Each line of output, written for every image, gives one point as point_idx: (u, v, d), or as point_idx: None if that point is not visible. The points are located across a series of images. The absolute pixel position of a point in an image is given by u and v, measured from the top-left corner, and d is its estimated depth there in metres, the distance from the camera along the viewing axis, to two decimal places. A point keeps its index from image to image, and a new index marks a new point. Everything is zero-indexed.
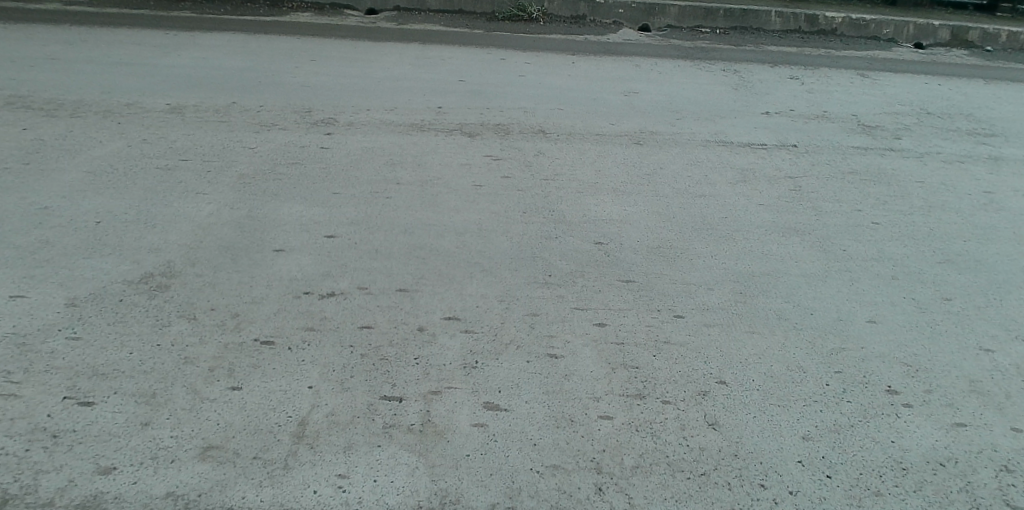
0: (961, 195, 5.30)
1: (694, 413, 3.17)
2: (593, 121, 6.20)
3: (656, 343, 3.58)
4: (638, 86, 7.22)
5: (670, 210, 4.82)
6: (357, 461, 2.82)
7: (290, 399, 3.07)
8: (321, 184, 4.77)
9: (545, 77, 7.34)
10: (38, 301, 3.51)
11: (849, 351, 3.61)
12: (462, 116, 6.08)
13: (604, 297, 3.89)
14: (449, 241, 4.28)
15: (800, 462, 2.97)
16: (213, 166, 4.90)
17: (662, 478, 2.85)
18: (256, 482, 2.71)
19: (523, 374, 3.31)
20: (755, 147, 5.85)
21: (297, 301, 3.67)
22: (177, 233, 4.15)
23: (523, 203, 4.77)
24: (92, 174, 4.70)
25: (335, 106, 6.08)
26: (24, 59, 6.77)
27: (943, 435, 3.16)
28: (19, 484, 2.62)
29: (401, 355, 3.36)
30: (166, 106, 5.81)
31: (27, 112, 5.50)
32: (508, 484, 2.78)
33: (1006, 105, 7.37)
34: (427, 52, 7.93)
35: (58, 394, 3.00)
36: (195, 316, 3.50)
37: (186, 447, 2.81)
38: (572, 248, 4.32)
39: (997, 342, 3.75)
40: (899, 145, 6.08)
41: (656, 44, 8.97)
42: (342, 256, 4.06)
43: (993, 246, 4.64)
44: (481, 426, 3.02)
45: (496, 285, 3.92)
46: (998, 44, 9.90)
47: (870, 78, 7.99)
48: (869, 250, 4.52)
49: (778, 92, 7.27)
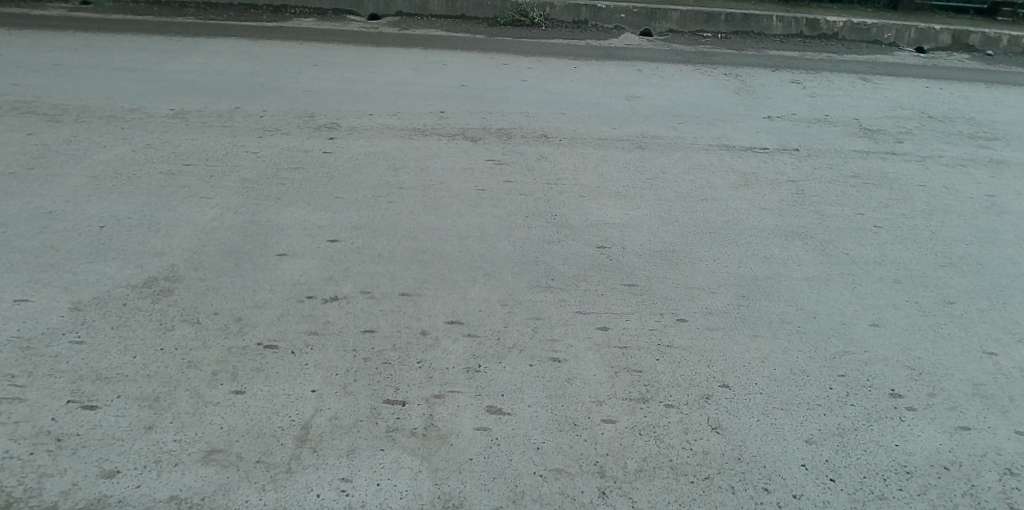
0: (963, 198, 5.30)
1: (697, 417, 3.17)
2: (596, 125, 6.21)
3: (659, 347, 3.58)
4: (640, 91, 7.23)
5: (673, 214, 4.83)
6: (360, 465, 2.82)
7: (293, 403, 3.07)
8: (324, 189, 4.78)
9: (547, 82, 7.35)
10: (42, 305, 3.52)
11: (852, 354, 3.61)
12: (465, 121, 6.09)
13: (607, 301, 3.90)
14: (451, 245, 4.29)
15: (803, 465, 2.97)
16: (217, 171, 4.91)
17: (666, 482, 2.85)
18: (259, 485, 2.71)
19: (526, 378, 3.31)
20: (757, 151, 5.86)
21: (300, 305, 3.67)
22: (181, 237, 4.15)
23: (525, 206, 4.78)
24: (96, 179, 4.71)
25: (338, 111, 6.09)
26: (30, 64, 6.80)
27: (946, 438, 3.16)
28: (23, 488, 2.62)
29: (404, 359, 3.36)
30: (170, 111, 5.83)
31: (32, 117, 5.52)
32: (512, 488, 2.78)
33: (1007, 108, 7.37)
34: (429, 57, 7.95)
35: (62, 398, 3.01)
36: (199, 320, 3.50)
37: (189, 451, 2.82)
38: (574, 251, 4.32)
39: (1000, 345, 3.75)
40: (901, 149, 6.08)
41: (658, 48, 8.98)
42: (345, 260, 4.07)
43: (996, 250, 4.64)
44: (484, 430, 3.02)
45: (499, 289, 3.93)
46: (998, 48, 9.91)
47: (871, 82, 8.00)
48: (871, 253, 4.52)
49: (780, 96, 7.28)
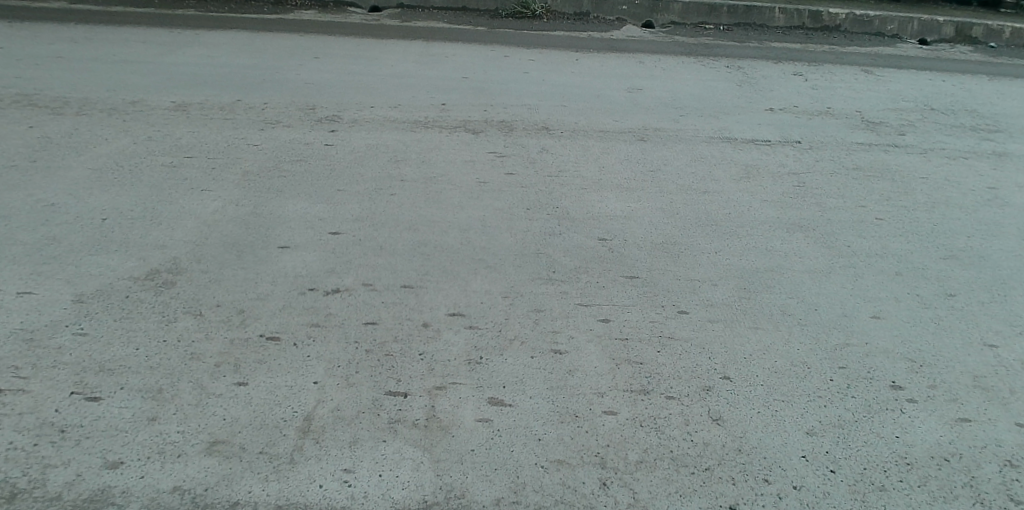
0: (965, 191, 5.29)
1: (698, 409, 3.18)
2: (597, 117, 6.21)
3: (660, 339, 3.59)
4: (642, 83, 7.21)
5: (674, 206, 4.83)
6: (362, 456, 2.83)
7: (296, 395, 3.09)
8: (326, 181, 4.79)
9: (549, 74, 7.33)
10: (45, 298, 3.53)
11: (853, 346, 3.62)
12: (466, 113, 6.08)
13: (608, 293, 3.90)
14: (453, 237, 4.30)
15: (804, 457, 2.98)
16: (219, 163, 4.91)
17: (667, 473, 2.86)
18: (262, 476, 2.72)
19: (527, 369, 3.32)
20: (759, 143, 5.86)
21: (302, 297, 3.68)
22: (183, 230, 4.17)
23: (527, 199, 4.78)
24: (98, 171, 4.72)
25: (340, 103, 6.09)
26: (31, 57, 6.79)
27: (947, 430, 3.16)
28: (27, 479, 2.64)
29: (405, 351, 3.37)
30: (172, 103, 5.83)
31: (34, 110, 5.52)
32: (513, 479, 2.79)
33: (1010, 101, 7.36)
34: (430, 49, 7.94)
35: (65, 390, 3.02)
36: (201, 312, 3.52)
37: (192, 442, 2.83)
38: (576, 244, 4.33)
39: (1002, 337, 3.75)
40: (904, 141, 6.07)
41: (660, 41, 8.96)
42: (347, 252, 4.08)
43: (998, 242, 4.64)
44: (486, 422, 3.03)
45: (500, 281, 3.93)
46: (1001, 40, 9.86)
47: (874, 74, 7.98)
48: (873, 245, 4.52)
49: (782, 88, 7.27)
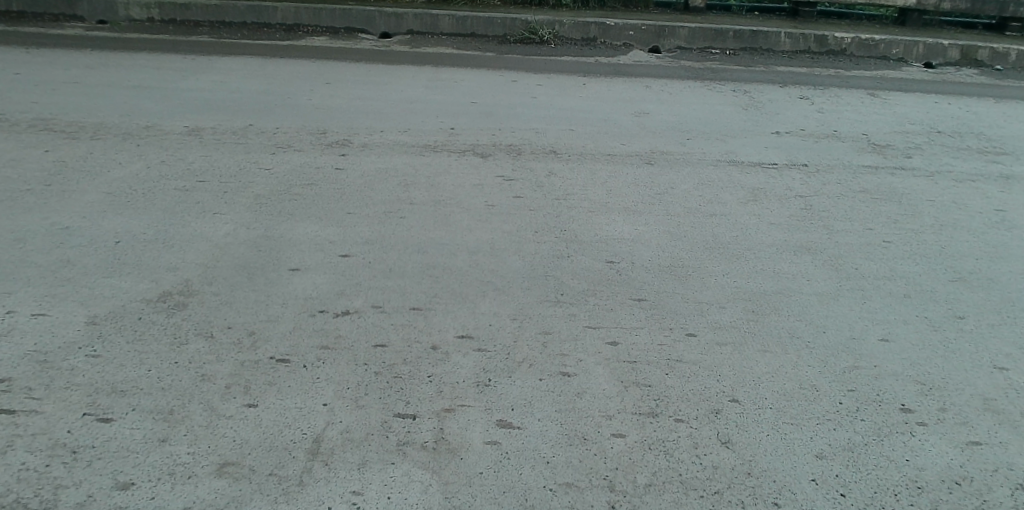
0: (971, 213, 5.30)
1: (707, 432, 3.17)
2: (605, 141, 6.25)
3: (668, 362, 3.59)
4: (649, 107, 7.27)
5: (682, 229, 4.85)
6: (371, 478, 2.85)
7: (305, 416, 3.10)
8: (336, 204, 4.83)
9: (557, 99, 7.39)
10: (59, 320, 3.57)
11: (863, 369, 3.62)
12: (474, 137, 6.14)
13: (615, 315, 3.92)
14: (461, 260, 4.32)
15: (814, 480, 2.98)
16: (230, 187, 4.96)
17: (676, 496, 2.87)
18: (271, 498, 2.75)
19: (535, 392, 3.33)
20: (765, 166, 5.88)
21: (312, 320, 3.70)
22: (195, 253, 4.20)
23: (536, 222, 4.81)
24: (111, 195, 4.78)
25: (350, 128, 6.15)
26: (46, 82, 6.88)
27: (958, 454, 3.15)
28: (39, 499, 2.68)
29: (414, 373, 3.39)
30: (184, 128, 5.90)
31: (49, 135, 5.59)
32: (522, 502, 2.81)
33: (1017, 124, 7.36)
34: (439, 74, 8.01)
35: (78, 411, 3.05)
36: (212, 335, 3.54)
37: (203, 463, 2.86)
38: (584, 266, 4.35)
39: (1011, 360, 3.74)
40: (911, 164, 6.09)
41: (667, 65, 9.03)
42: (356, 275, 4.11)
43: (1007, 265, 4.63)
44: (494, 444, 3.04)
45: (508, 303, 3.95)
46: (1007, 63, 9.84)
47: (880, 98, 8.01)
48: (881, 268, 4.53)
49: (788, 112, 7.30)
